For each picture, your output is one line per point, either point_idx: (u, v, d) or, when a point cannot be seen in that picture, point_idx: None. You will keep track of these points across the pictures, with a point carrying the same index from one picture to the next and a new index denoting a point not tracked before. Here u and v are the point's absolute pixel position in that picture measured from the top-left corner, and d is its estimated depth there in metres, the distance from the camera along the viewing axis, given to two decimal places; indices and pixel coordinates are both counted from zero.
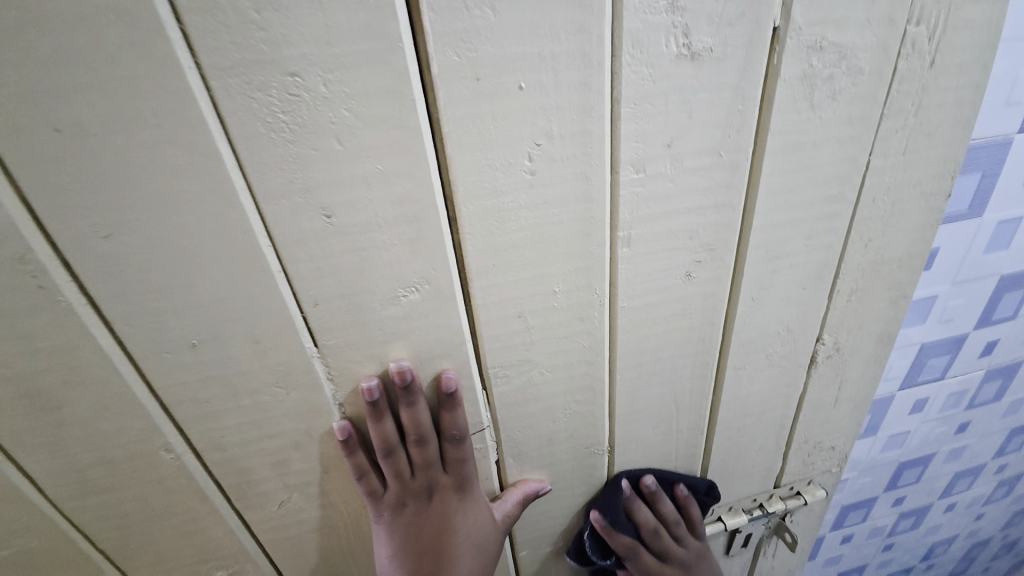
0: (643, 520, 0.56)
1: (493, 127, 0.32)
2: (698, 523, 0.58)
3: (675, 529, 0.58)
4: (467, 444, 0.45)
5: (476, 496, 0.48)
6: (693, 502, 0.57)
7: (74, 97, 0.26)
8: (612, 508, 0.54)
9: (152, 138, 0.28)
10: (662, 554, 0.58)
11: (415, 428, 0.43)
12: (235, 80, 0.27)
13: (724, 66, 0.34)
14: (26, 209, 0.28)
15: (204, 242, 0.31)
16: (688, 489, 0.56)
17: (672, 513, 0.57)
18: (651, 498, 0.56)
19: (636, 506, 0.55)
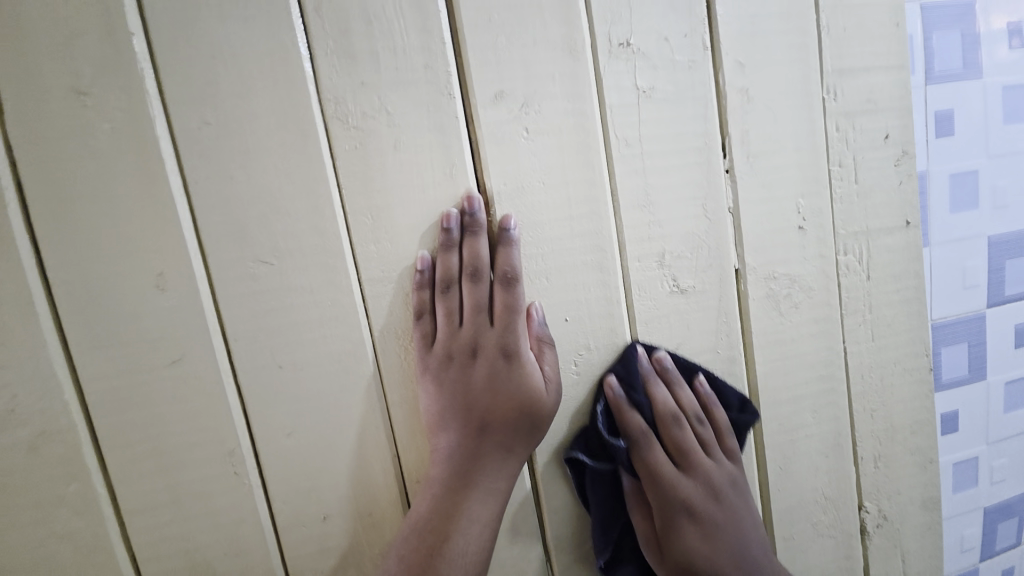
0: (663, 433, 0.49)
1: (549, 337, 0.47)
2: (727, 434, 0.50)
3: (702, 435, 0.50)
4: (513, 280, 0.44)
5: (529, 364, 0.45)
6: (718, 404, 0.50)
7: (292, 346, 0.43)
8: (628, 383, 0.47)
9: (331, 368, 0.43)
10: (682, 455, 0.49)
11: (452, 288, 0.44)
12: (387, 333, 0.44)
13: (706, 296, 0.49)
14: (245, 418, 0.43)
15: (349, 435, 0.44)
16: (713, 393, 0.50)
17: (695, 407, 0.49)
18: (670, 378, 0.49)
19: (652, 387, 0.48)
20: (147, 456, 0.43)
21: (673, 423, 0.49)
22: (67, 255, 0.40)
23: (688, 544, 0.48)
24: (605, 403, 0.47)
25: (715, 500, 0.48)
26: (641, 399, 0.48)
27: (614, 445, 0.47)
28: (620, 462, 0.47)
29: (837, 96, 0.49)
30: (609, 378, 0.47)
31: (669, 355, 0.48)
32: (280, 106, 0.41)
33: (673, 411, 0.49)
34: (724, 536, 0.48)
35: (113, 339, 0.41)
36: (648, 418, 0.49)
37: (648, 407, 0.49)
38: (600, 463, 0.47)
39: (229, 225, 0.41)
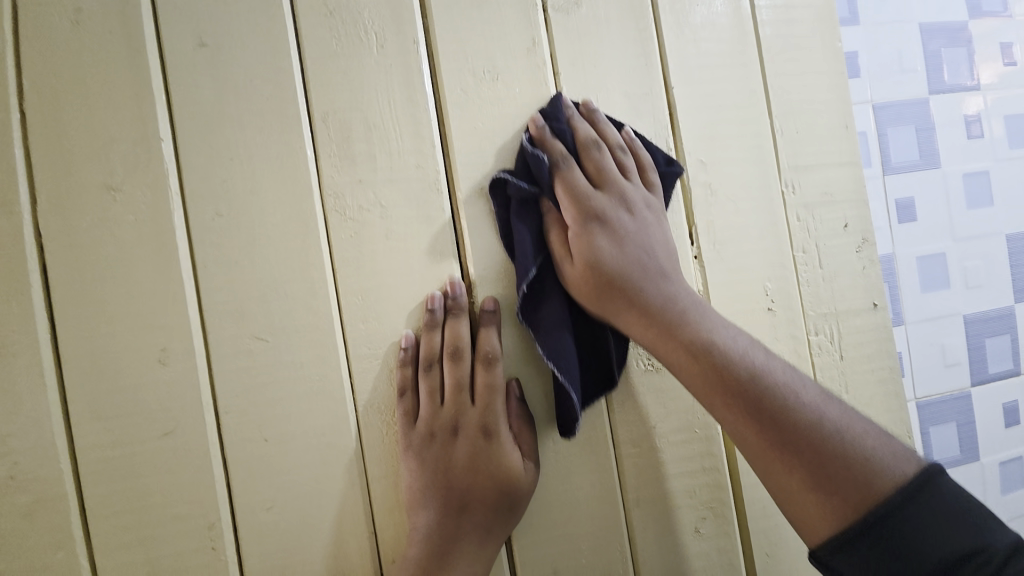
0: (583, 159, 0.49)
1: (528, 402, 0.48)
2: (649, 170, 0.49)
3: (622, 160, 0.49)
4: (491, 359, 0.47)
5: (508, 444, 0.46)
6: (644, 149, 0.50)
7: (278, 419, 0.45)
8: (551, 116, 0.48)
9: (314, 442, 0.45)
10: (600, 180, 0.48)
11: (433, 367, 0.47)
12: (371, 407, 0.46)
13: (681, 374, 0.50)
14: (228, 490, 0.44)
15: (327, 511, 0.45)
16: (639, 142, 0.50)
17: (617, 139, 0.49)
18: (594, 117, 0.49)
19: (576, 121, 0.48)
20: (129, 527, 0.44)
21: (593, 147, 0.48)
22: (83, 331, 0.44)
23: (600, 258, 0.46)
24: (530, 136, 0.48)
25: (628, 212, 0.48)
26: (563, 127, 0.48)
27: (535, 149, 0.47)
28: (553, 117, 0.48)
29: (795, 189, 0.53)
30: (535, 115, 0.48)
31: (600, 109, 0.49)
32: (286, 199, 0.45)
33: (594, 139, 0.48)
34: (632, 240, 0.47)
35: (111, 411, 0.44)
36: (571, 147, 0.49)
37: (572, 140, 0.48)
38: (520, 175, 0.47)
39: (230, 304, 0.45)
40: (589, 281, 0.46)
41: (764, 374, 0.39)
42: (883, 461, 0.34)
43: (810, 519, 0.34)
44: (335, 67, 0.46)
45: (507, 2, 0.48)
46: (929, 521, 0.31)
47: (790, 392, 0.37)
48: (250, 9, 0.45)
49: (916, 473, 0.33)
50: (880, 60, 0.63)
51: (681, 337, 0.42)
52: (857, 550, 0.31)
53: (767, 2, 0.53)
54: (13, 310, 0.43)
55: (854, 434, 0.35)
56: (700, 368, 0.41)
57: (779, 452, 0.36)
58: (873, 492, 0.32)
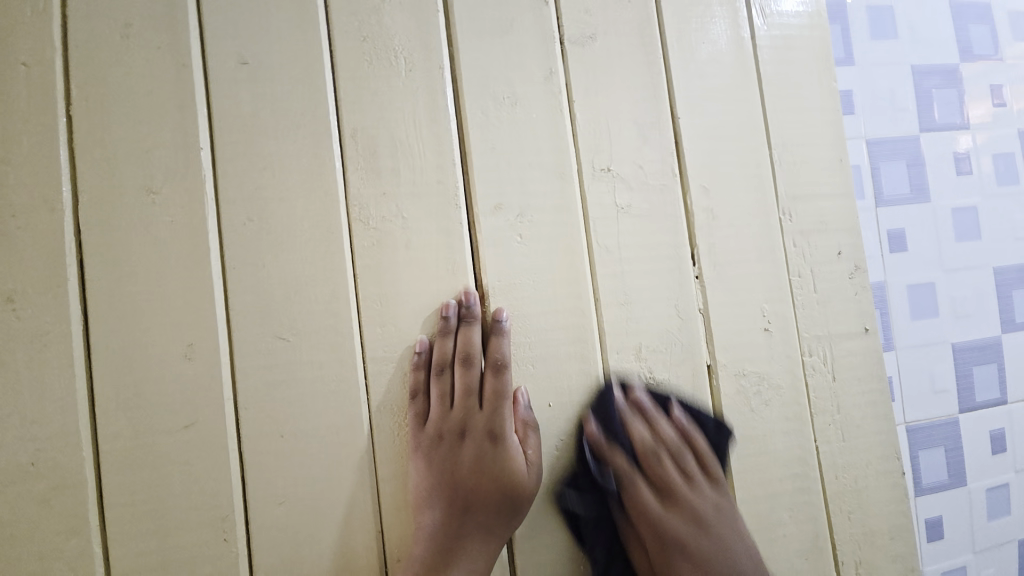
0: (642, 461, 0.53)
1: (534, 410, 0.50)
2: (709, 459, 0.53)
3: (685, 464, 0.53)
4: (501, 367, 0.49)
5: (514, 447, 0.49)
6: (696, 430, 0.53)
7: (294, 416, 0.47)
8: (606, 426, 0.51)
9: (327, 440, 0.47)
10: (665, 490, 0.53)
11: (445, 371, 0.49)
12: (384, 408, 0.48)
13: (679, 388, 0.53)
14: (242, 483, 0.46)
15: (336, 507, 0.47)
16: (690, 422, 0.53)
17: (674, 440, 0.53)
18: (647, 413, 0.52)
19: (630, 423, 0.52)
20: (144, 516, 0.45)
21: (652, 454, 0.53)
22: (113, 324, 0.46)
23: (664, 538, 0.52)
24: (588, 444, 0.51)
25: (699, 521, 0.52)
26: (619, 434, 0.52)
27: (608, 426, 0.51)
28: (610, 424, 0.51)
29: (792, 217, 0.56)
30: (586, 417, 0.50)
31: (642, 387, 0.52)
32: (313, 208, 0.48)
33: (646, 438, 0.52)
34: (712, 548, 0.51)
35: (134, 403, 0.46)
36: (631, 458, 0.53)
37: (630, 446, 0.53)
38: (591, 453, 0.51)
39: (254, 305, 0.47)
40: None
41: None
42: None
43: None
44: (365, 87, 0.50)
45: (527, 36, 0.52)
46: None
47: None
48: (289, 32, 0.49)
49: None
50: (874, 98, 0.67)
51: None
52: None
53: (768, 42, 0.57)
54: (48, 302, 0.45)
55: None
56: None
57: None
58: None
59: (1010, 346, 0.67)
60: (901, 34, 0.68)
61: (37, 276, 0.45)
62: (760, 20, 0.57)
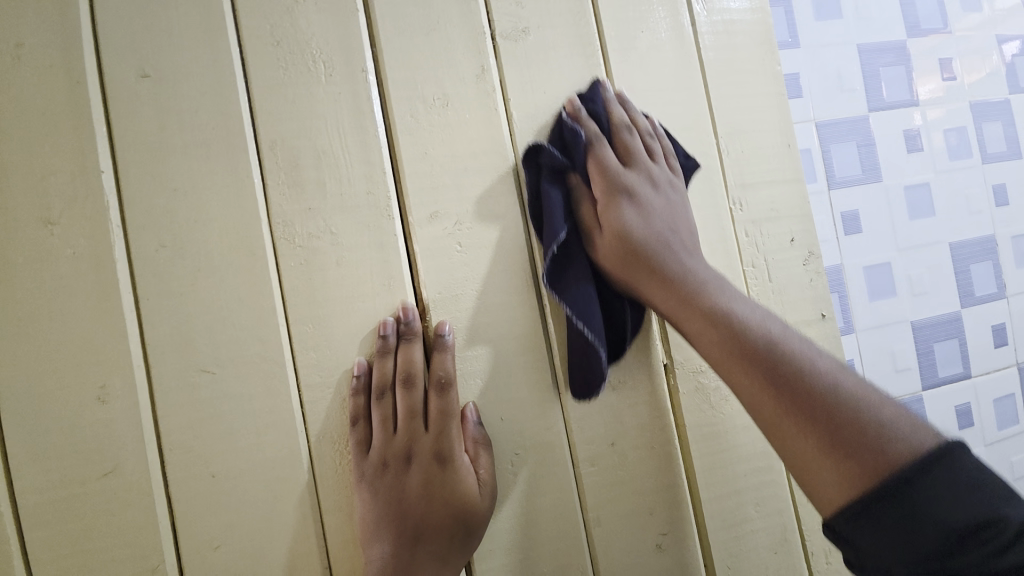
0: (613, 138, 0.52)
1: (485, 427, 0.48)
2: (671, 156, 0.52)
3: (650, 144, 0.52)
4: (445, 385, 0.46)
5: (464, 468, 0.46)
6: (668, 139, 0.53)
7: (226, 453, 0.44)
8: (586, 99, 0.51)
9: (264, 475, 0.44)
10: (628, 157, 0.51)
11: (387, 394, 0.46)
12: (324, 436, 0.45)
13: (637, 390, 0.50)
14: (173, 529, 0.43)
15: (279, 546, 0.44)
16: (671, 149, 0.52)
17: (647, 126, 0.52)
18: (626, 101, 0.52)
19: (612, 107, 0.52)
20: (64, 574, 0.41)
21: (624, 128, 0.51)
22: (15, 368, 0.42)
23: (612, 210, 0.50)
24: (566, 113, 0.50)
25: (652, 188, 0.51)
26: (599, 110, 0.51)
27: (592, 105, 0.51)
28: (594, 103, 0.51)
29: (743, 206, 0.55)
30: (572, 97, 0.51)
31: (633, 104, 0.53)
32: (232, 228, 0.45)
33: (627, 123, 0.52)
34: (657, 217, 0.50)
35: (44, 452, 0.42)
36: (603, 128, 0.52)
37: (606, 127, 0.52)
38: (568, 120, 0.50)
39: (175, 337, 0.44)
40: (615, 252, 0.49)
41: (800, 358, 0.38)
42: (899, 430, 0.33)
43: (821, 487, 0.34)
44: (283, 95, 0.46)
45: (456, 32, 0.49)
46: (943, 490, 0.30)
47: (804, 361, 0.38)
48: (194, 40, 0.45)
49: (944, 446, 0.31)
50: (821, 80, 0.66)
51: (699, 305, 0.44)
52: (874, 512, 0.31)
53: (708, 28, 0.55)
54: None
55: (823, 367, 0.37)
56: (737, 359, 0.40)
57: (775, 394, 0.38)
58: (888, 461, 0.32)
59: (969, 321, 0.67)
60: (846, 13, 0.67)
61: None
62: (699, 6, 0.55)
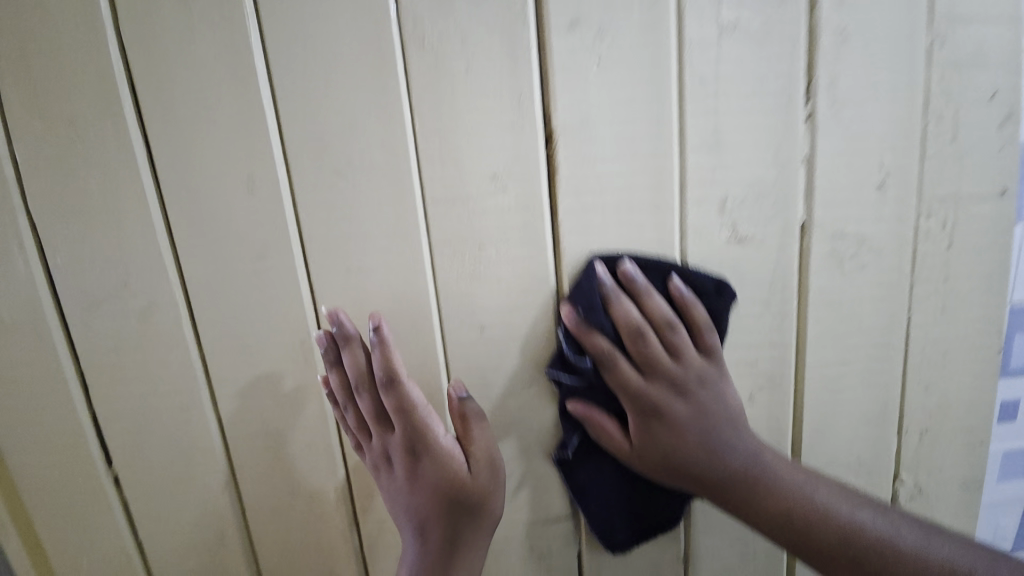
0: (637, 301, 0.47)
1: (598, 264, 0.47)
2: (706, 331, 0.47)
3: (673, 339, 0.47)
4: (398, 382, 0.46)
5: (444, 443, 0.48)
6: (699, 305, 0.47)
7: (358, 253, 0.46)
8: (581, 308, 0.46)
9: (391, 277, 0.47)
10: (649, 364, 0.47)
11: (351, 405, 0.49)
12: (446, 249, 0.46)
13: (765, 246, 0.47)
14: (317, 313, 0.48)
15: (404, 341, 0.48)
16: (690, 294, 0.46)
17: (664, 312, 0.47)
18: (635, 288, 0.46)
19: (614, 301, 0.46)
20: (229, 338, 0.49)
21: (637, 334, 0.46)
22: (172, 152, 0.44)
23: (660, 437, 0.47)
24: (565, 330, 0.47)
25: (681, 397, 0.47)
26: (601, 319, 0.46)
27: (590, 309, 0.46)
28: (590, 305, 0.46)
29: (947, 43, 0.45)
30: (563, 308, 0.46)
31: (633, 266, 0.46)
32: (364, 20, 0.42)
33: (637, 321, 0.46)
34: (693, 429, 0.46)
35: (204, 232, 0.46)
36: (612, 335, 0.47)
37: (613, 328, 0.47)
38: (569, 328, 0.47)
39: (312, 135, 0.44)
40: (655, 467, 0.48)
41: (844, 518, 0.43)
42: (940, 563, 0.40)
43: None
44: None
45: None
46: None
47: (851, 523, 0.43)
48: None
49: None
50: None
51: (755, 506, 0.45)
52: None
53: None
54: (109, 126, 0.44)
55: (898, 540, 0.41)
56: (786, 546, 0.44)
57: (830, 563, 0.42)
58: None
59: None
60: None
61: (89, 96, 0.43)
62: None
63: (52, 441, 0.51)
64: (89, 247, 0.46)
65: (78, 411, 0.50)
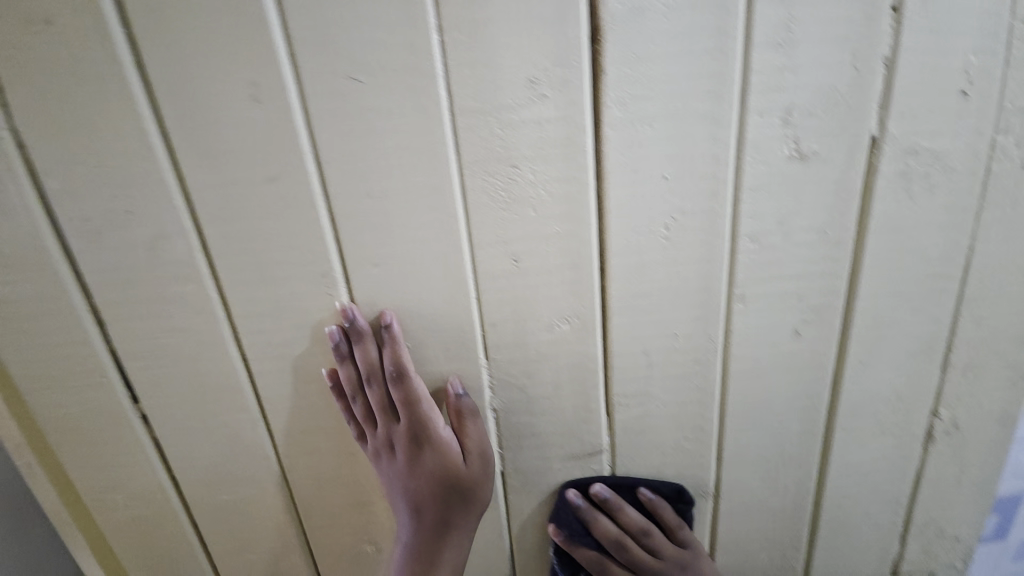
0: (615, 517, 0.55)
1: (645, 186, 0.42)
2: (676, 530, 0.54)
3: (649, 542, 0.54)
4: (407, 378, 0.48)
5: (447, 439, 0.51)
6: (665, 507, 0.54)
7: (380, 176, 0.42)
8: (568, 531, 0.55)
9: (418, 203, 0.43)
10: (635, 565, 0.54)
11: (360, 395, 0.50)
12: (477, 170, 0.42)
13: (829, 165, 0.43)
14: (337, 243, 0.45)
15: (433, 273, 0.46)
16: (656, 498, 0.54)
17: (636, 525, 0.54)
18: (609, 506, 0.54)
19: (596, 522, 0.55)
20: (247, 271, 0.46)
21: (618, 543, 0.54)
22: (163, 56, 0.39)
23: None
24: (556, 547, 0.56)
25: None
26: (583, 536, 0.55)
27: (569, 527, 0.55)
28: (569, 531, 0.55)
29: None
30: (551, 527, 0.55)
31: (604, 485, 0.54)
32: None
33: (614, 530, 0.54)
34: None
35: (209, 153, 0.42)
36: (597, 544, 0.55)
37: (596, 538, 0.55)
38: (559, 551, 0.56)
39: (322, 34, 0.38)
40: None
41: None
42: None
43: None
44: None
45: None
46: None
47: None
48: None
49: None
50: None
51: None
52: None
53: None
54: (87, 25, 0.38)
55: None
56: None
57: None
58: None
59: None
60: None
61: None
62: None
63: (73, 377, 0.50)
64: (84, 170, 0.42)
65: (95, 347, 0.49)
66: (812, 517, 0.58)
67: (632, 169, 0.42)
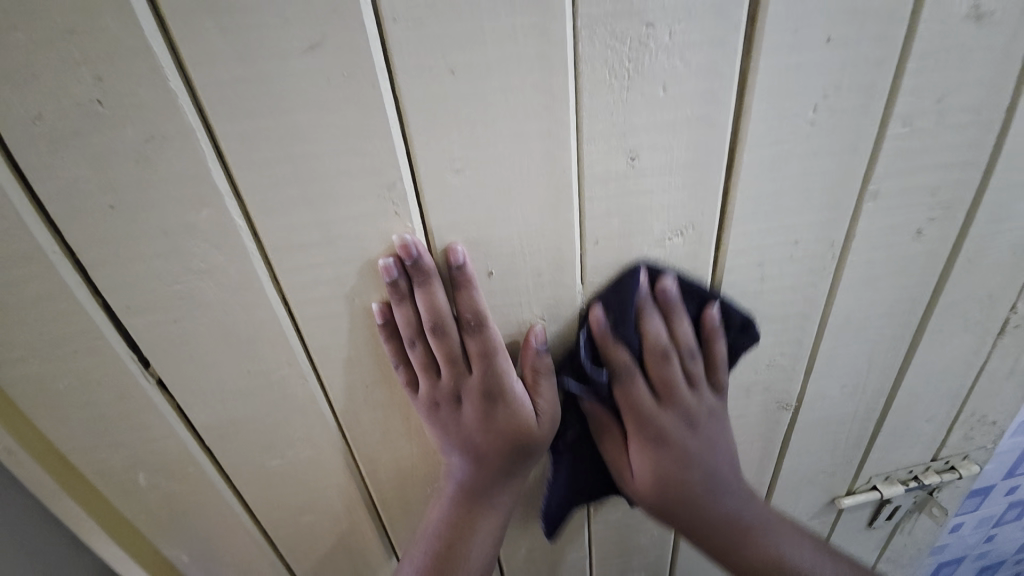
0: (649, 367, 0.47)
1: (800, 55, 0.34)
2: (722, 363, 0.47)
3: (691, 364, 0.47)
4: (486, 327, 0.41)
5: (520, 397, 0.45)
6: (722, 337, 0.46)
7: (468, 41, 0.31)
8: (615, 320, 0.43)
9: (517, 81, 0.32)
10: (666, 385, 0.47)
11: (419, 342, 0.42)
12: (599, 30, 0.32)
13: (999, 31, 0.35)
14: (406, 142, 0.34)
15: (529, 179, 0.36)
16: (721, 323, 0.45)
17: (690, 340, 0.46)
18: (668, 307, 0.44)
19: (646, 316, 0.44)
20: (283, 187, 0.34)
21: (661, 355, 0.46)
22: None
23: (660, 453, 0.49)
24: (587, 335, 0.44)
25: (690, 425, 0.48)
26: (630, 334, 0.44)
27: (618, 316, 0.43)
28: (624, 322, 0.43)
29: None
30: (592, 311, 0.43)
31: (674, 281, 0.43)
32: None
33: (664, 347, 0.45)
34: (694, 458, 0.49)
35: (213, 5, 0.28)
36: (635, 351, 0.46)
37: (639, 340, 0.45)
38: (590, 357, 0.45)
39: None
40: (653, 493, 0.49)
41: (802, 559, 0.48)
42: None
43: None
44: None
45: None
46: None
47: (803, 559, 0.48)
48: None
49: None
50: None
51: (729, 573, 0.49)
52: None
53: None
54: None
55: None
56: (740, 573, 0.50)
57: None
58: None
59: None
60: None
61: None
62: None
63: (59, 343, 0.38)
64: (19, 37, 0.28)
65: (81, 302, 0.37)
66: (879, 418, 0.59)
67: (794, 25, 0.33)
